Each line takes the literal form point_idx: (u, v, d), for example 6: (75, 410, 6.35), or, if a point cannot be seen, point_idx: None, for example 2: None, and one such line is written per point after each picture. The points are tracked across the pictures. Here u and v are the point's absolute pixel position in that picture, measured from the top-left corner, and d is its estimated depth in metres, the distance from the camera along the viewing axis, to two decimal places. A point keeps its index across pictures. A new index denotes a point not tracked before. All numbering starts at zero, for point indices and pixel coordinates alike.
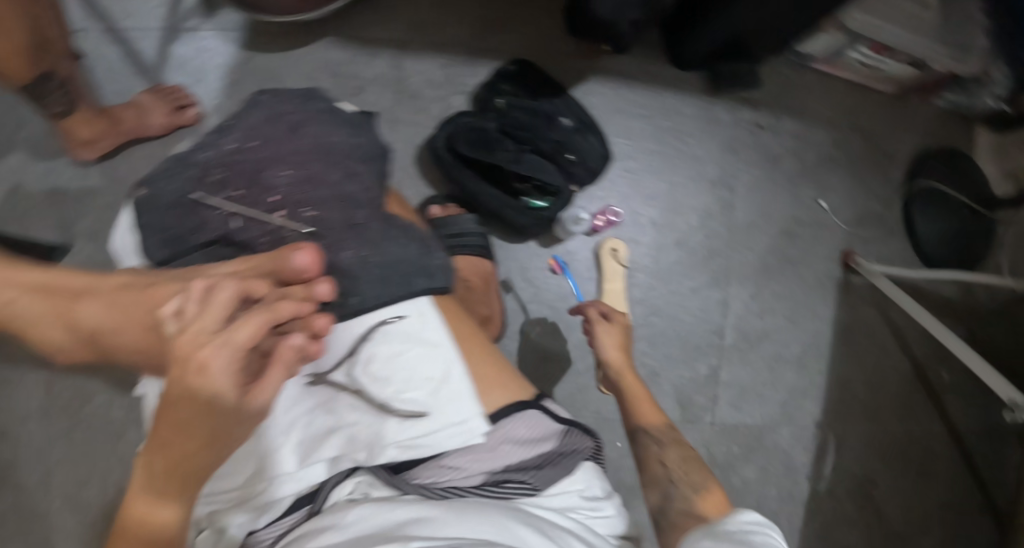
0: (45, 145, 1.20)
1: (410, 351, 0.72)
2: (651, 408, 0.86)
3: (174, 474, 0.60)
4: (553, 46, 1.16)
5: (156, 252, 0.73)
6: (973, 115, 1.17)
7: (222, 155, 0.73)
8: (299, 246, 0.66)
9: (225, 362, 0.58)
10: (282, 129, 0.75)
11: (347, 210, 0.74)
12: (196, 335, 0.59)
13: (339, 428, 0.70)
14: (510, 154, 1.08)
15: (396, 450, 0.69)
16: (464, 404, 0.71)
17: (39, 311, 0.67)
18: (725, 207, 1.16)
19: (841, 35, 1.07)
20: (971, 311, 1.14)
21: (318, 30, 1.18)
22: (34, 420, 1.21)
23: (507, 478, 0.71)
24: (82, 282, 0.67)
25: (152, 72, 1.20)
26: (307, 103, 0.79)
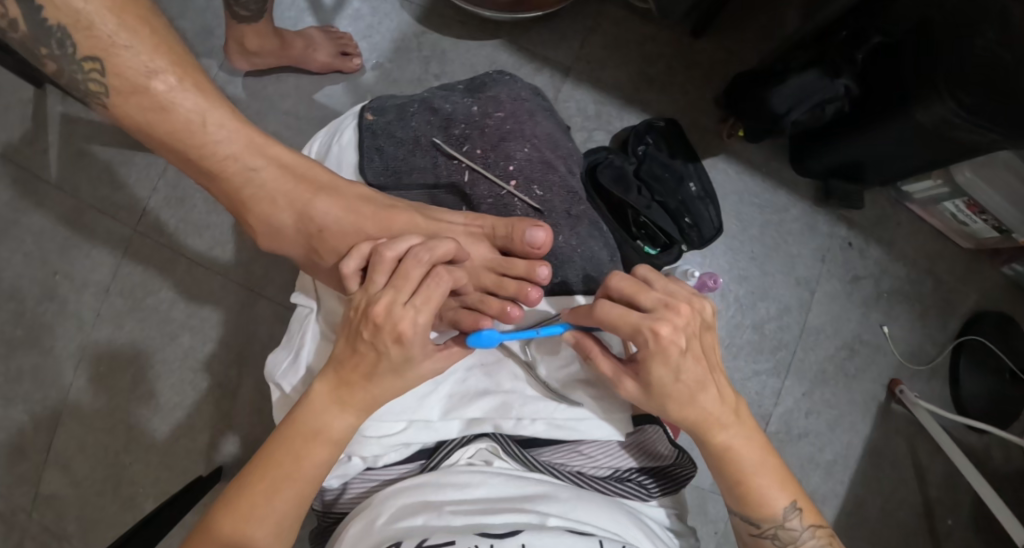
0: (201, 41, 1.22)
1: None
2: (771, 489, 0.73)
3: (356, 398, 0.67)
4: (697, 118, 1.25)
5: (374, 175, 0.81)
6: None
7: (469, 114, 0.82)
8: (538, 223, 0.76)
9: (420, 331, 0.66)
10: (525, 113, 0.83)
11: (569, 200, 0.82)
12: (389, 306, 0.66)
13: (493, 391, 0.76)
14: (643, 200, 1.15)
15: (544, 425, 0.75)
16: (617, 402, 0.77)
17: (278, 189, 0.74)
18: (803, 308, 1.25)
19: (944, 185, 1.20)
20: (987, 467, 1.24)
21: (493, 30, 1.25)
22: (90, 292, 1.19)
23: (628, 477, 0.76)
24: (327, 178, 0.76)
25: (325, 13, 1.25)
26: (538, 97, 0.87)
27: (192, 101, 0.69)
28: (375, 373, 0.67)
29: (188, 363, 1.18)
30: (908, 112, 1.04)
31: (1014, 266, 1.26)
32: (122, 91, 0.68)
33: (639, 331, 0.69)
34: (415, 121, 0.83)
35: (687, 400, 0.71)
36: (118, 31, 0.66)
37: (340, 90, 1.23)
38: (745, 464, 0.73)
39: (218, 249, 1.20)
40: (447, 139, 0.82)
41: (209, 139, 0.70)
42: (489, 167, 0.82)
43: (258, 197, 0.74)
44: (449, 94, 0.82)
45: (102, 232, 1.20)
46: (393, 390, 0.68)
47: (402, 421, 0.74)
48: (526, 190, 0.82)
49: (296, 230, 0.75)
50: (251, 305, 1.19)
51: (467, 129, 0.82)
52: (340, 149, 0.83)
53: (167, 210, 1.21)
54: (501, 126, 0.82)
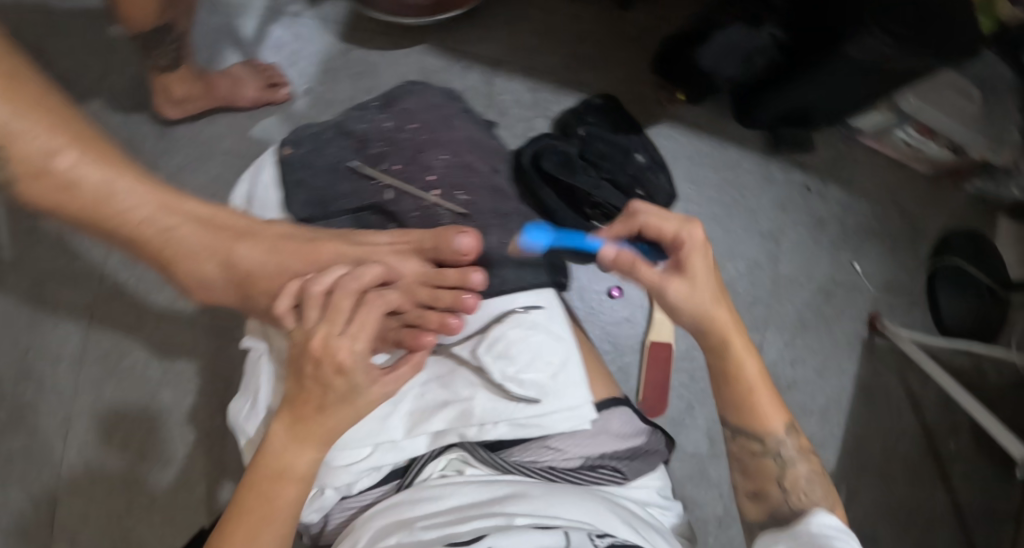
0: (129, 97, 1.23)
1: (534, 337, 0.77)
2: (771, 409, 0.77)
3: (313, 435, 0.67)
4: (635, 88, 1.24)
5: (299, 210, 0.81)
6: (1001, 205, 1.28)
7: (384, 131, 0.84)
8: (463, 230, 0.77)
9: (360, 359, 0.67)
10: (439, 118, 0.86)
11: (493, 200, 0.85)
12: (325, 339, 0.67)
13: (452, 401, 0.75)
14: (592, 179, 1.13)
15: (507, 427, 0.74)
16: (578, 391, 0.75)
17: (200, 241, 0.75)
18: (771, 259, 1.25)
19: (891, 115, 1.20)
20: (982, 385, 1.23)
21: (417, 36, 1.24)
22: (65, 365, 1.19)
23: (602, 464, 0.75)
24: (245, 223, 0.76)
25: (248, 47, 1.25)
26: (452, 101, 0.90)
27: (99, 175, 0.71)
28: (325, 407, 0.67)
29: (172, 418, 1.18)
30: (840, 52, 1.01)
31: (976, 183, 1.26)
32: (28, 175, 0.69)
33: (684, 225, 0.79)
34: (332, 148, 0.84)
35: (717, 302, 0.78)
36: (11, 116, 0.68)
37: (275, 122, 1.22)
38: (751, 377, 0.77)
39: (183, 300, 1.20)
40: (365, 161, 0.83)
41: (122, 207, 0.72)
42: (410, 179, 0.83)
43: (183, 254, 0.75)
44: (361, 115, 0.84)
45: (67, 303, 1.21)
46: (348, 419, 0.68)
47: (367, 446, 0.74)
48: (450, 197, 0.84)
49: (224, 278, 0.76)
50: (225, 350, 1.20)
51: (384, 147, 0.84)
52: (263, 189, 0.84)
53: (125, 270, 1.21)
54: (416, 138, 0.85)
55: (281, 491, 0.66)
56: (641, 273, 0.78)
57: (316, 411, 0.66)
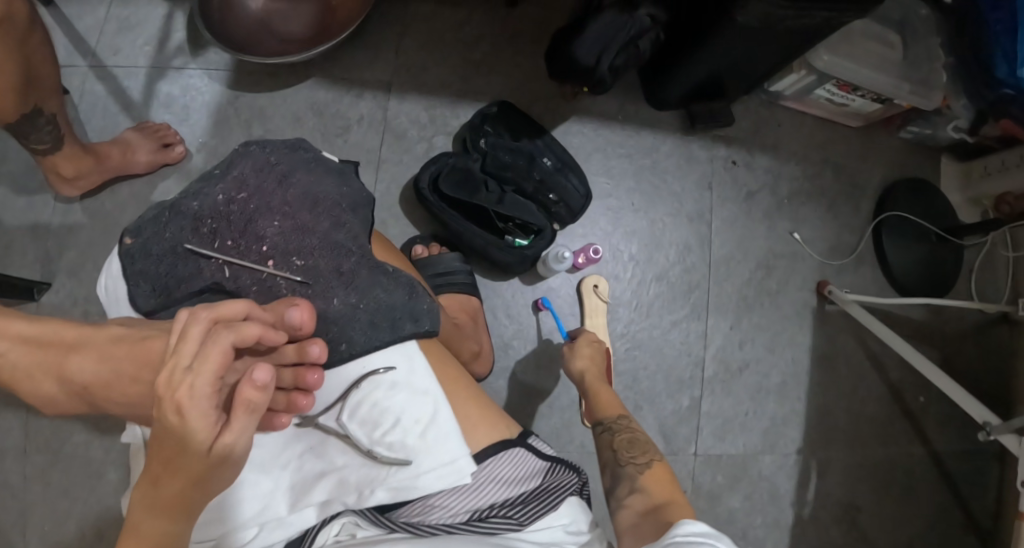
0: (27, 180, 1.21)
1: (397, 396, 0.76)
2: (610, 403, 0.94)
3: (161, 498, 0.62)
4: (535, 87, 1.20)
5: (145, 301, 0.76)
6: (939, 146, 1.21)
7: (214, 205, 0.79)
8: (294, 303, 0.73)
9: (199, 397, 0.61)
10: (273, 176, 0.82)
11: (334, 258, 0.80)
12: (168, 373, 0.62)
13: (330, 470, 0.74)
14: (493, 195, 1.11)
15: (387, 492, 0.72)
16: (452, 444, 0.74)
17: (30, 363, 0.68)
18: (703, 242, 1.19)
19: (808, 74, 1.10)
20: (944, 336, 1.17)
21: (304, 70, 1.20)
22: (11, 459, 1.18)
23: (492, 514, 0.72)
24: (73, 334, 0.68)
25: (138, 109, 1.22)
26: (296, 153, 0.84)
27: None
28: (169, 456, 0.62)
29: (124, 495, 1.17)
30: (731, 20, 0.96)
31: (910, 127, 1.19)
32: None
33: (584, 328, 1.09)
34: (170, 230, 0.79)
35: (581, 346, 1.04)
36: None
37: (174, 183, 1.20)
38: (591, 383, 0.98)
39: None
40: (200, 239, 0.78)
41: None
42: (245, 252, 0.79)
43: (19, 377, 0.69)
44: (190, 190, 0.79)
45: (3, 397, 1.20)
46: (193, 477, 0.62)
47: (253, 527, 0.71)
48: (286, 264, 0.79)
49: (65, 397, 0.68)
50: None
51: (215, 223, 0.79)
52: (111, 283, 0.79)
53: None
54: (247, 207, 0.80)
55: None
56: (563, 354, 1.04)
57: (161, 461, 0.62)
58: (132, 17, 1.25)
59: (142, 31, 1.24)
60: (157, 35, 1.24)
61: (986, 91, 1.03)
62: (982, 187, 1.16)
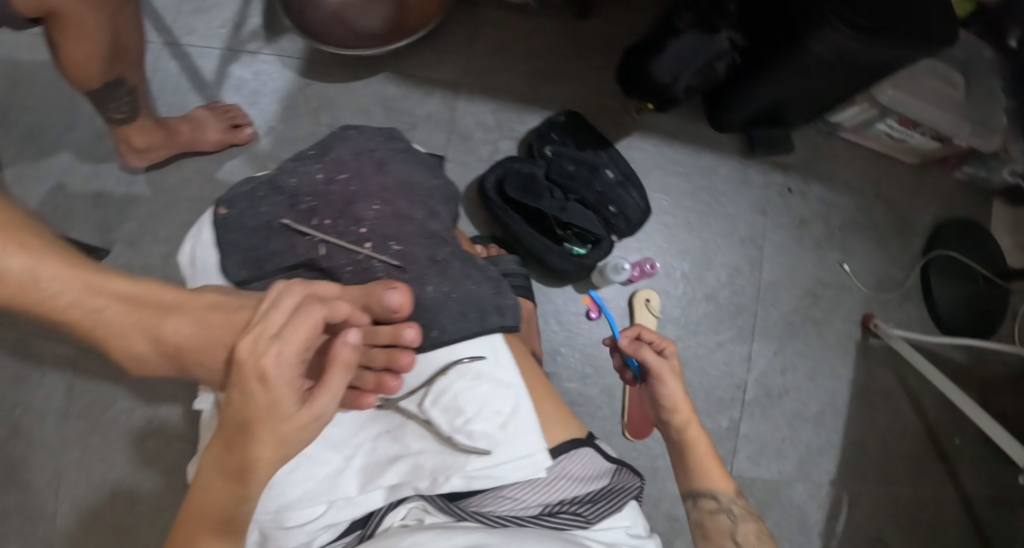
0: (93, 148, 1.23)
1: (483, 386, 0.80)
2: (715, 470, 0.83)
3: (236, 463, 0.67)
4: (601, 100, 1.22)
5: (236, 273, 0.83)
6: (993, 189, 1.22)
7: (314, 184, 0.87)
8: (392, 285, 0.77)
9: (281, 365, 0.66)
10: (370, 161, 0.90)
11: (428, 246, 0.87)
12: (254, 341, 0.67)
13: (404, 455, 0.78)
14: (557, 201, 1.12)
15: (462, 479, 0.76)
16: (532, 438, 0.79)
17: (127, 322, 0.71)
18: (753, 267, 1.21)
19: (871, 108, 1.12)
20: (983, 378, 1.18)
21: (376, 65, 1.23)
22: (53, 420, 1.21)
23: (562, 509, 0.76)
24: (171, 297, 0.72)
25: (209, 89, 1.24)
26: (389, 142, 0.93)
27: (22, 262, 0.67)
28: (246, 422, 0.67)
29: (161, 465, 1.21)
30: (804, 48, 0.99)
31: (965, 168, 1.19)
32: None
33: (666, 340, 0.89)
34: (267, 206, 0.86)
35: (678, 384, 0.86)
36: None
37: (239, 164, 1.22)
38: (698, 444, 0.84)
39: None
40: (297, 216, 0.86)
41: (45, 295, 0.68)
42: (343, 232, 0.86)
43: (113, 334, 0.71)
44: (292, 168, 0.87)
45: (50, 358, 1.22)
46: (272, 445, 0.67)
47: (321, 505, 0.75)
48: (383, 248, 0.86)
49: (155, 355, 0.72)
50: None
51: (314, 201, 0.87)
52: (202, 252, 0.86)
53: None
54: (347, 189, 0.88)
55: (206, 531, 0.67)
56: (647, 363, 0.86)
57: (238, 425, 0.67)
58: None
59: (218, 13, 1.27)
60: (233, 19, 1.27)
61: None
62: None
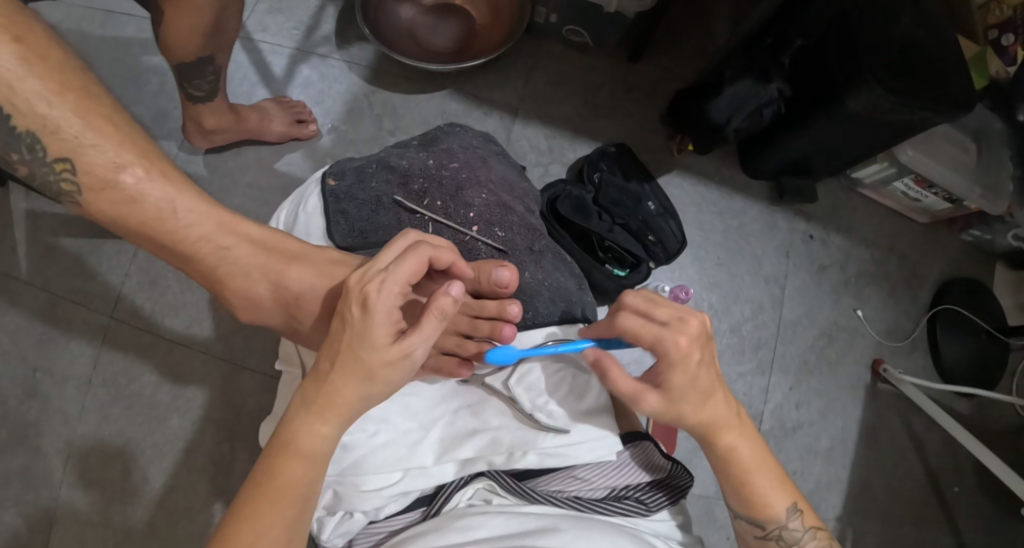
0: (156, 125, 1.26)
1: (562, 371, 0.90)
2: (773, 493, 0.77)
3: (322, 391, 0.72)
4: (646, 138, 1.32)
5: (342, 238, 0.98)
6: (994, 252, 1.33)
7: (426, 169, 1.05)
8: (503, 265, 0.93)
9: (383, 295, 0.73)
10: (472, 156, 1.08)
11: (528, 237, 1.04)
12: (363, 275, 0.75)
13: (481, 430, 0.87)
14: (605, 224, 1.20)
15: (536, 456, 0.84)
16: (605, 422, 0.86)
17: (252, 263, 0.82)
18: (775, 304, 1.29)
19: (891, 167, 1.24)
20: (982, 428, 1.26)
21: (440, 81, 1.32)
22: (72, 385, 1.17)
23: (627, 495, 0.83)
24: (298, 248, 0.84)
25: (276, 84, 1.30)
26: (488, 144, 1.11)
27: (160, 191, 0.75)
28: (340, 349, 0.73)
29: (176, 445, 1.16)
30: (841, 103, 1.09)
31: (971, 231, 1.31)
32: (93, 188, 0.73)
33: (661, 340, 0.74)
34: (376, 184, 1.03)
35: (701, 403, 0.75)
36: (83, 131, 0.71)
37: (299, 157, 1.27)
38: (747, 466, 0.76)
39: (195, 325, 1.20)
40: (407, 195, 1.03)
41: (181, 224, 0.77)
42: (452, 214, 1.04)
43: (234, 273, 0.82)
44: (406, 154, 1.05)
45: (79, 323, 1.19)
46: (356, 377, 0.72)
47: (398, 471, 0.83)
48: (488, 232, 1.03)
49: (272, 299, 0.84)
50: (236, 378, 1.19)
51: (425, 183, 1.04)
52: (306, 217, 1.01)
53: (142, 294, 1.21)
54: (457, 175, 1.06)
55: (281, 459, 0.70)
56: (614, 385, 0.77)
57: (333, 350, 0.73)
58: (285, 2, 1.35)
59: (293, 16, 1.34)
60: (306, 22, 1.34)
61: None
62: None
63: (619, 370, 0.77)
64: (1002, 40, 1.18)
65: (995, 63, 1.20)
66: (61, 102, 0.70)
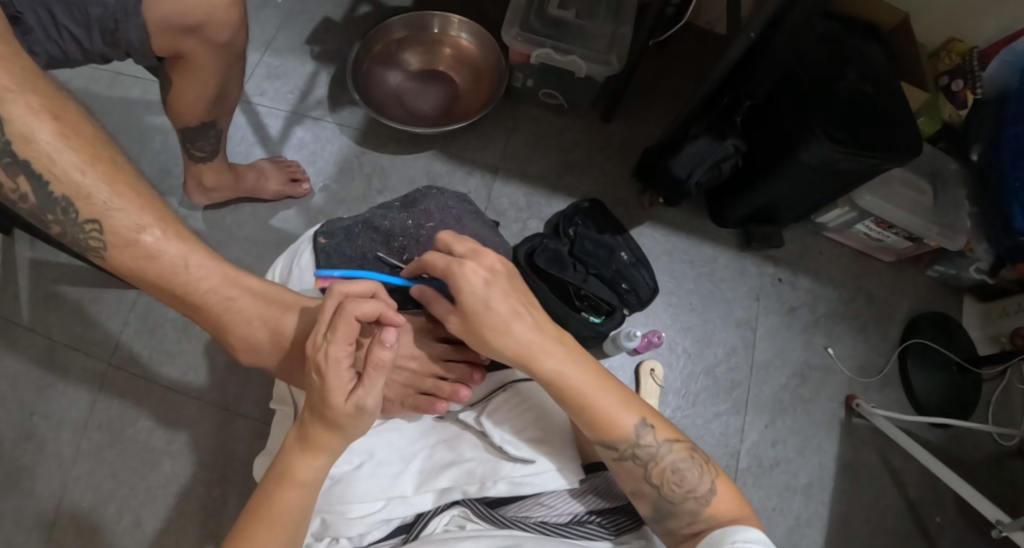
0: (158, 183, 1.34)
1: (531, 405, 0.95)
2: (617, 411, 0.85)
3: (309, 436, 0.78)
4: (620, 192, 1.41)
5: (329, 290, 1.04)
6: (962, 286, 1.40)
7: (405, 228, 1.13)
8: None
9: (333, 363, 0.77)
10: (449, 216, 1.15)
11: None
12: (313, 344, 0.80)
13: (456, 461, 0.90)
14: (579, 274, 1.27)
15: (506, 484, 0.87)
16: (569, 452, 0.91)
17: (253, 312, 0.88)
18: (748, 345, 1.35)
19: (851, 211, 1.32)
20: (957, 459, 1.29)
21: (426, 141, 1.42)
22: (68, 430, 1.21)
23: (590, 519, 0.87)
24: (293, 298, 0.91)
25: (273, 144, 1.39)
26: (463, 204, 1.19)
27: (175, 250, 0.83)
28: (312, 405, 0.78)
29: (169, 487, 1.19)
30: (792, 157, 1.19)
31: (937, 267, 1.38)
32: (117, 245, 0.80)
33: (448, 266, 0.90)
34: (359, 242, 1.10)
35: (508, 325, 0.88)
36: (111, 198, 0.79)
37: (293, 214, 1.35)
38: (584, 388, 0.86)
39: (191, 372, 1.25)
40: (389, 251, 1.11)
41: (192, 277, 0.84)
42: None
43: (235, 321, 0.88)
44: (387, 214, 1.13)
45: (77, 370, 1.24)
46: (326, 427, 0.77)
47: (380, 500, 0.87)
48: None
49: (270, 343, 0.90)
50: (229, 425, 1.23)
51: (405, 241, 1.12)
52: (299, 271, 1.07)
53: (140, 341, 1.26)
54: (434, 233, 1.13)
55: (276, 490, 0.75)
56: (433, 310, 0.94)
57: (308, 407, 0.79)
58: (281, 70, 1.45)
59: (289, 83, 1.44)
60: (301, 88, 1.44)
61: (1005, 239, 1.27)
62: (1001, 323, 1.35)
63: (437, 298, 0.94)
64: (952, 86, 1.35)
65: (948, 107, 1.37)
66: (93, 172, 0.78)
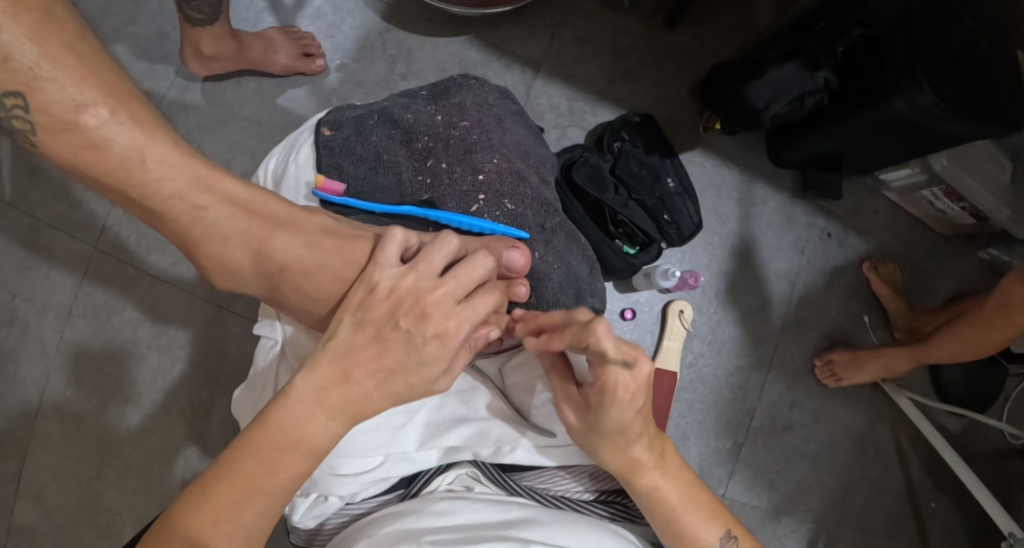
0: (152, 45, 1.18)
1: None
2: (703, 525, 0.75)
3: (352, 405, 0.69)
4: (673, 111, 1.25)
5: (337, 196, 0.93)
6: None
7: (432, 125, 0.96)
8: (515, 246, 0.86)
9: (464, 326, 0.72)
10: (486, 112, 0.98)
11: (541, 213, 0.96)
12: (445, 298, 0.72)
13: (472, 419, 0.83)
14: (620, 199, 1.15)
15: (524, 452, 0.80)
16: None
17: (229, 226, 0.76)
18: (783, 301, 1.25)
19: (921, 173, 1.17)
20: (965, 449, 1.24)
21: (461, 26, 1.23)
22: (51, 315, 1.13)
23: (614, 499, 0.83)
24: (284, 212, 0.78)
25: (285, 12, 1.21)
26: (505, 102, 1.02)
27: (128, 139, 0.69)
28: (383, 367, 0.70)
29: (157, 386, 1.13)
30: (886, 103, 1.01)
31: (990, 250, 1.24)
32: (50, 128, 0.67)
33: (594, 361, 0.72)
34: (375, 138, 0.96)
35: (609, 433, 0.73)
36: (41, 60, 0.64)
37: (303, 93, 1.20)
38: (672, 501, 0.75)
39: (184, 265, 1.15)
40: (409, 151, 0.96)
41: (150, 177, 0.71)
42: (457, 179, 0.95)
43: (209, 236, 0.76)
44: (412, 106, 0.97)
45: (61, 252, 1.14)
46: (394, 396, 0.71)
47: (379, 455, 0.80)
48: (498, 203, 0.95)
49: (256, 268, 0.78)
50: (221, 323, 1.15)
51: (430, 141, 0.96)
52: (296, 168, 0.96)
53: (128, 226, 1.15)
54: (467, 136, 0.97)
55: (275, 457, 0.66)
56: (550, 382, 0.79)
57: (379, 371, 0.70)
58: None
59: None
60: None
61: None
62: None
63: (558, 373, 0.79)
64: None
65: None
66: (15, 25, 0.62)
